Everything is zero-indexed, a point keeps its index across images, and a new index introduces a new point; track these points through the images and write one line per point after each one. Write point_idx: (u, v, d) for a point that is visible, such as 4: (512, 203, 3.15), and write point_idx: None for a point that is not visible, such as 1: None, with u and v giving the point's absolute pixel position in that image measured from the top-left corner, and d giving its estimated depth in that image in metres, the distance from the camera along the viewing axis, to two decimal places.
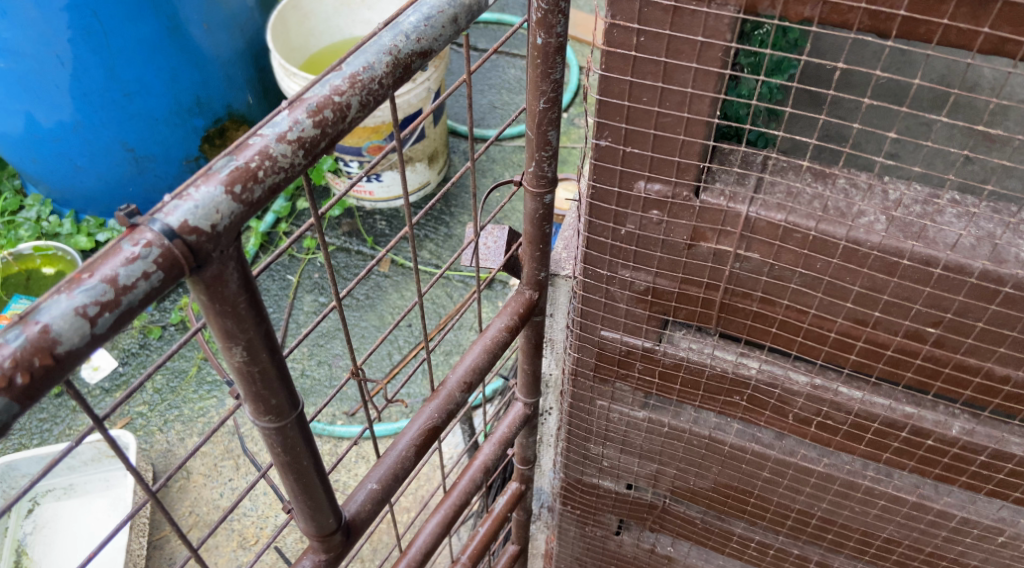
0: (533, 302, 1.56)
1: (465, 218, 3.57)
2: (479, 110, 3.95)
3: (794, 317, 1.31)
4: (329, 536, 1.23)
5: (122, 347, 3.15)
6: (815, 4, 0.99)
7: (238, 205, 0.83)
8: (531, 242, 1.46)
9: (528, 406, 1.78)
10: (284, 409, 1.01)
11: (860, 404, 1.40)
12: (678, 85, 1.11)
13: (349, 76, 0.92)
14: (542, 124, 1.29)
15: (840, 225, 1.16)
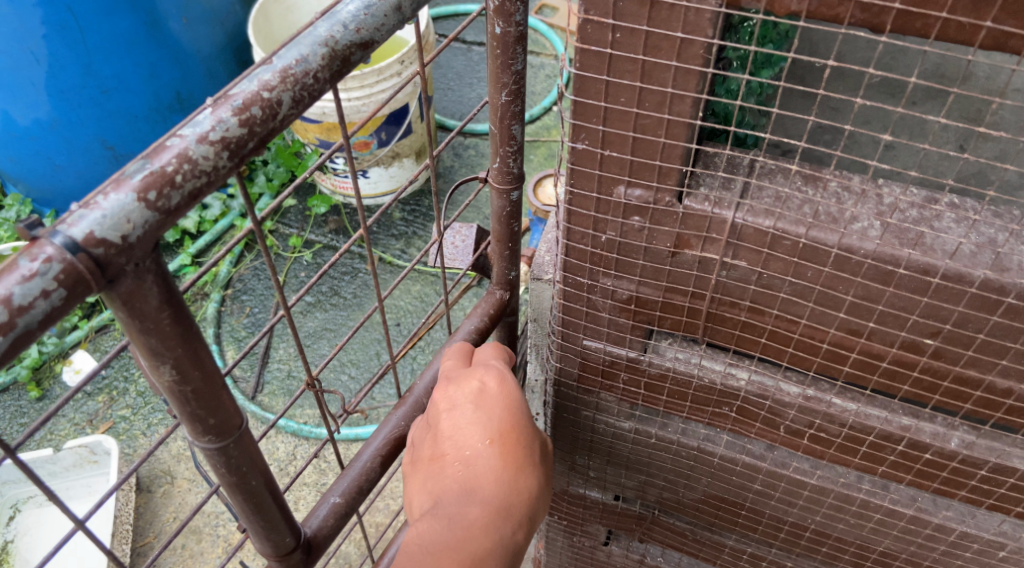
0: (506, 302, 1.49)
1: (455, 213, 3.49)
2: (470, 104, 3.87)
3: (784, 327, 1.24)
4: (287, 555, 1.18)
5: (105, 350, 3.07)
6: None
7: (153, 213, 0.79)
8: (500, 241, 1.39)
9: None
10: (225, 429, 0.97)
11: (854, 417, 1.33)
12: (658, 84, 1.04)
13: (280, 70, 0.87)
14: (505, 118, 1.21)
15: (833, 232, 1.09)
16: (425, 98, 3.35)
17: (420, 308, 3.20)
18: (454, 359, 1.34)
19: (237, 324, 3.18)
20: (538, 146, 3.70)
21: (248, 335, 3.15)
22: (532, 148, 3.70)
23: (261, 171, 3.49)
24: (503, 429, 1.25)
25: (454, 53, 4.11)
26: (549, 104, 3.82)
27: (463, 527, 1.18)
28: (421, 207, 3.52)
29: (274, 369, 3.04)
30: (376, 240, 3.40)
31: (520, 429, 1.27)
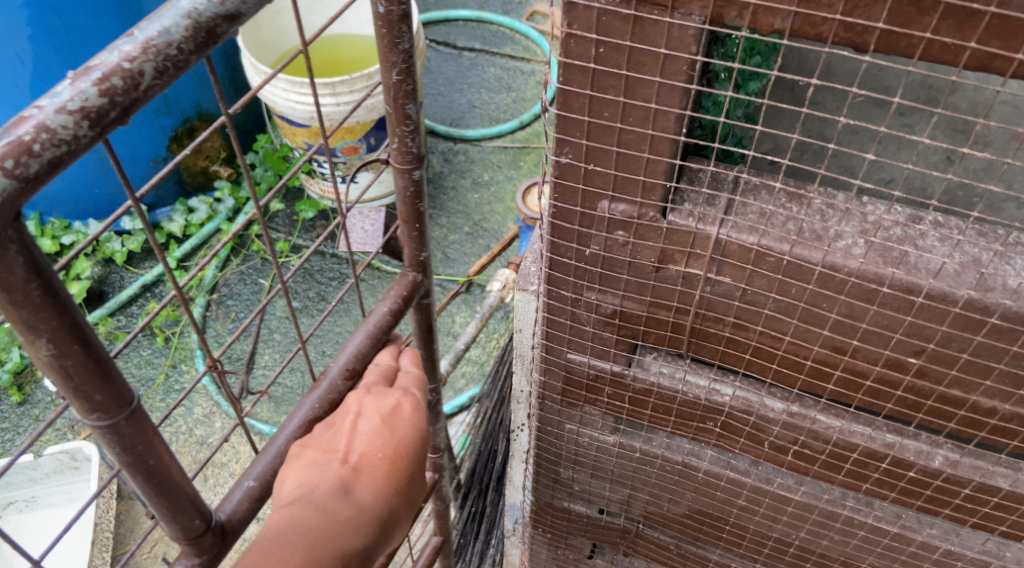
0: (419, 284, 1.40)
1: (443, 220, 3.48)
2: (458, 110, 3.87)
3: (769, 344, 1.23)
4: (198, 538, 1.12)
5: None
6: (786, 16, 0.88)
7: (11, 181, 0.79)
8: (407, 221, 1.33)
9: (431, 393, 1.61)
10: (114, 405, 0.93)
11: (838, 434, 1.32)
12: (642, 100, 1.02)
13: (142, 42, 0.85)
14: (397, 97, 1.17)
15: (817, 249, 1.08)
16: None
17: None
18: (375, 374, 1.33)
19: (222, 329, 3.17)
20: (527, 152, 3.70)
21: (234, 341, 3.14)
22: (521, 154, 3.70)
23: (248, 175, 3.52)
24: (397, 450, 1.29)
25: (444, 58, 4.09)
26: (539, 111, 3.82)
27: (334, 522, 1.18)
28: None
29: (260, 376, 3.02)
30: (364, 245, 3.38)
31: (404, 459, 1.30)
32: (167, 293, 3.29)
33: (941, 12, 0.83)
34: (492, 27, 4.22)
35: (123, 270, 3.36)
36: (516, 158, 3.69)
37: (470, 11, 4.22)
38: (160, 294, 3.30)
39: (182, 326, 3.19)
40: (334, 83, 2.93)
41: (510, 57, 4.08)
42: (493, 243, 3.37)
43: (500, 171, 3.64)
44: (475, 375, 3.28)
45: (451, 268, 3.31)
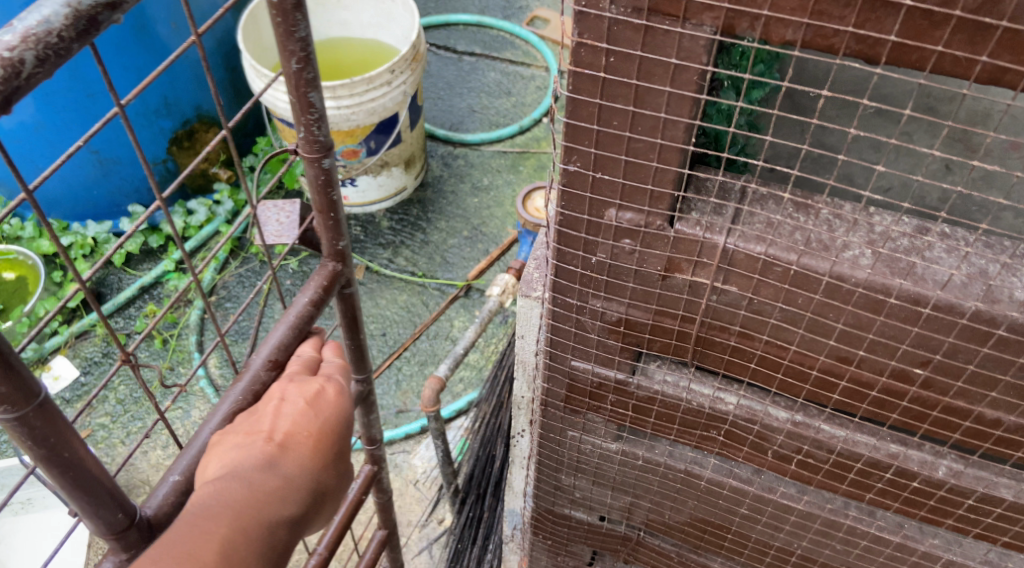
0: (340, 274, 1.41)
1: (442, 224, 3.48)
2: (458, 115, 3.87)
3: (774, 353, 1.24)
4: (123, 533, 1.13)
5: (84, 356, 3.08)
6: (798, 27, 0.88)
7: None
8: (321, 212, 1.33)
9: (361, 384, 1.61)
10: (20, 398, 0.95)
11: (843, 443, 1.32)
12: (651, 109, 1.02)
13: (20, 32, 0.87)
14: (299, 86, 1.19)
15: (824, 259, 1.08)
16: (414, 108, 3.31)
17: (404, 318, 3.18)
18: (299, 363, 1.36)
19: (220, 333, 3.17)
20: (526, 157, 3.70)
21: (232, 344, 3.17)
22: (521, 159, 3.70)
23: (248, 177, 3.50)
24: (322, 429, 1.30)
25: (444, 62, 4.09)
26: (539, 116, 3.82)
27: (258, 496, 1.20)
28: (410, 216, 3.50)
29: None
30: (363, 249, 3.38)
31: (330, 437, 1.32)
32: (165, 295, 3.31)
33: (953, 25, 0.83)
34: (493, 32, 4.22)
35: (121, 272, 3.37)
36: (516, 162, 3.69)
37: (470, 16, 4.22)
38: (158, 296, 3.31)
39: (180, 329, 3.20)
40: (336, 87, 2.92)
41: (511, 62, 4.09)
42: (493, 248, 3.37)
43: (499, 176, 3.64)
44: (474, 380, 3.28)
45: (450, 272, 3.31)
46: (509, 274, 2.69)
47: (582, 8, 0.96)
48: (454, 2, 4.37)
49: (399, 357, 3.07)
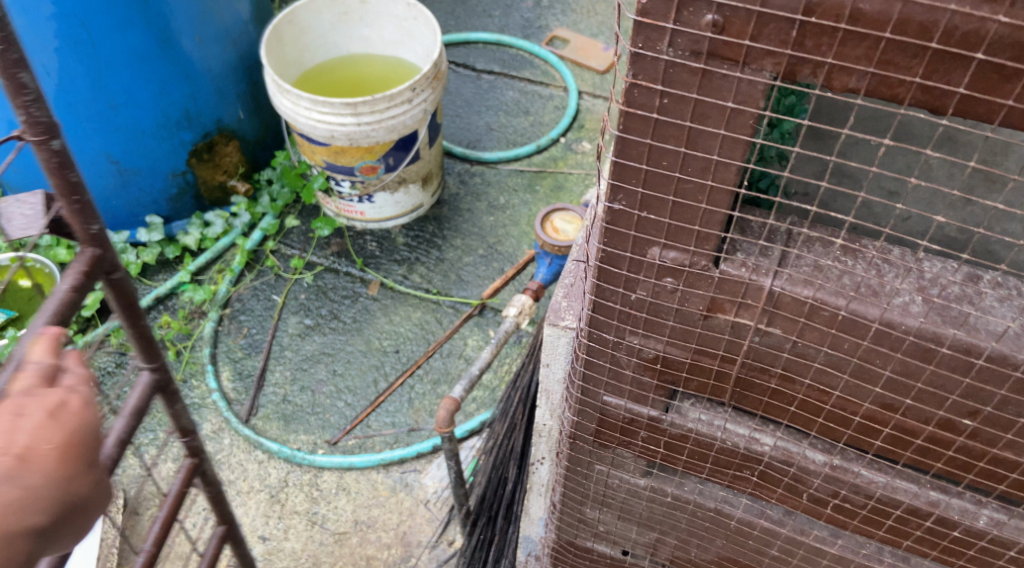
0: (102, 259, 1.28)
1: (459, 241, 3.45)
2: (475, 132, 3.86)
3: (816, 397, 1.22)
4: None
5: (98, 365, 3.08)
6: (862, 75, 0.87)
7: None
8: (62, 194, 1.20)
9: (155, 373, 1.45)
10: None
11: (882, 489, 1.30)
12: (703, 151, 1.01)
13: None
14: (4, 67, 1.07)
15: (874, 305, 1.06)
16: (434, 126, 3.28)
17: (418, 335, 3.15)
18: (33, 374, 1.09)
19: (233, 345, 3.13)
20: (543, 176, 3.67)
21: (245, 357, 3.10)
22: (538, 178, 3.67)
23: (265, 191, 3.46)
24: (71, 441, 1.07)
25: (462, 80, 4.08)
26: (556, 135, 3.79)
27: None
28: (426, 233, 3.47)
29: (269, 393, 3.00)
30: (379, 264, 3.36)
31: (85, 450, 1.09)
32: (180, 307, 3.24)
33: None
34: (511, 51, 4.20)
35: (137, 282, 3.32)
36: (533, 181, 3.66)
37: (489, 35, 4.21)
38: (172, 307, 3.24)
39: (194, 340, 3.14)
40: (356, 104, 2.92)
41: (529, 81, 4.06)
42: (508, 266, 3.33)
43: (516, 196, 3.60)
44: (486, 400, 3.25)
45: (464, 290, 3.28)
46: (527, 293, 2.61)
47: (638, 50, 0.94)
48: (474, 20, 4.36)
49: (412, 375, 3.03)
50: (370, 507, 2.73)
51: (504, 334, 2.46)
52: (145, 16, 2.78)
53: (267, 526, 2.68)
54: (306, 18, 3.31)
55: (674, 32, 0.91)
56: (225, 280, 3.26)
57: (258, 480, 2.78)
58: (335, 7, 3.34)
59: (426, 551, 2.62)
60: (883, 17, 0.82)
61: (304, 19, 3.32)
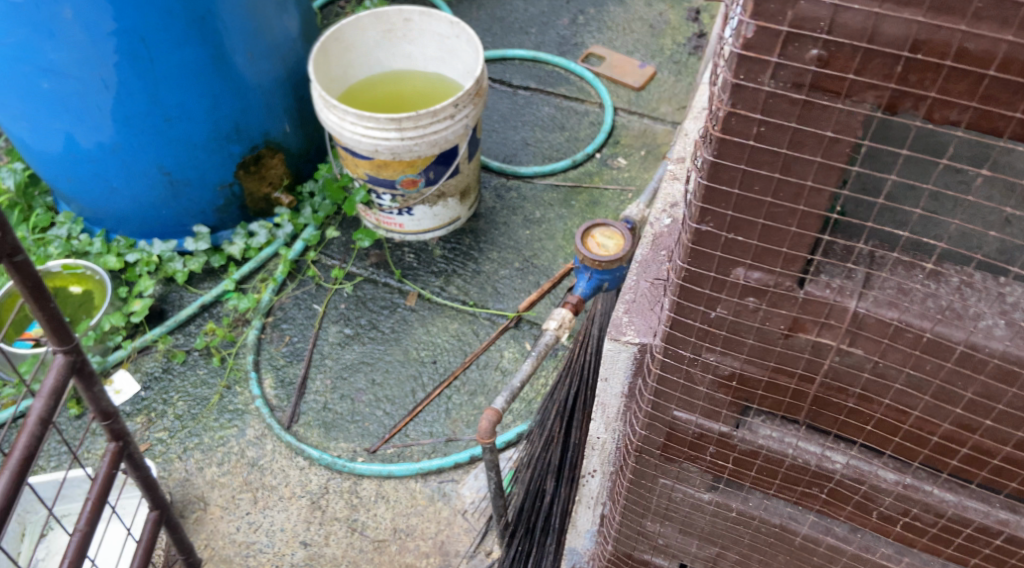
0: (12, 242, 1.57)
1: (495, 254, 3.29)
2: (511, 147, 3.69)
3: (894, 417, 1.26)
4: None
5: (145, 370, 2.98)
6: (963, 108, 0.91)
7: None
8: None
9: (66, 354, 1.77)
10: None
11: (953, 508, 1.33)
12: (797, 177, 1.04)
13: None
14: None
15: (959, 328, 1.11)
16: (475, 140, 3.14)
17: (455, 346, 3.01)
18: None
19: (276, 353, 3.02)
20: (579, 192, 3.49)
21: (287, 365, 2.98)
22: (573, 194, 3.49)
23: (308, 202, 3.34)
24: None
25: (498, 96, 3.91)
26: (592, 151, 3.61)
27: None
28: (463, 245, 3.32)
29: (309, 402, 2.88)
30: (419, 277, 3.21)
31: None
32: (224, 314, 3.12)
33: None
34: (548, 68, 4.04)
35: (182, 290, 3.21)
36: (569, 196, 3.48)
37: (525, 51, 4.04)
38: (218, 316, 3.13)
39: (238, 347, 3.02)
40: (401, 119, 2.81)
41: (565, 97, 3.88)
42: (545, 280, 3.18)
43: (552, 210, 3.43)
44: (523, 412, 3.15)
45: (501, 302, 3.13)
46: (565, 308, 2.22)
47: (739, 81, 0.98)
48: (510, 37, 4.19)
49: (449, 387, 2.89)
50: (409, 515, 2.61)
51: (544, 348, 2.12)
52: (202, 33, 2.68)
53: (308, 532, 2.58)
54: (351, 34, 3.25)
55: (777, 65, 0.95)
56: (269, 288, 3.15)
57: (299, 486, 2.68)
58: (381, 24, 3.28)
59: (465, 561, 2.49)
60: (988, 56, 0.87)
61: (349, 35, 3.25)
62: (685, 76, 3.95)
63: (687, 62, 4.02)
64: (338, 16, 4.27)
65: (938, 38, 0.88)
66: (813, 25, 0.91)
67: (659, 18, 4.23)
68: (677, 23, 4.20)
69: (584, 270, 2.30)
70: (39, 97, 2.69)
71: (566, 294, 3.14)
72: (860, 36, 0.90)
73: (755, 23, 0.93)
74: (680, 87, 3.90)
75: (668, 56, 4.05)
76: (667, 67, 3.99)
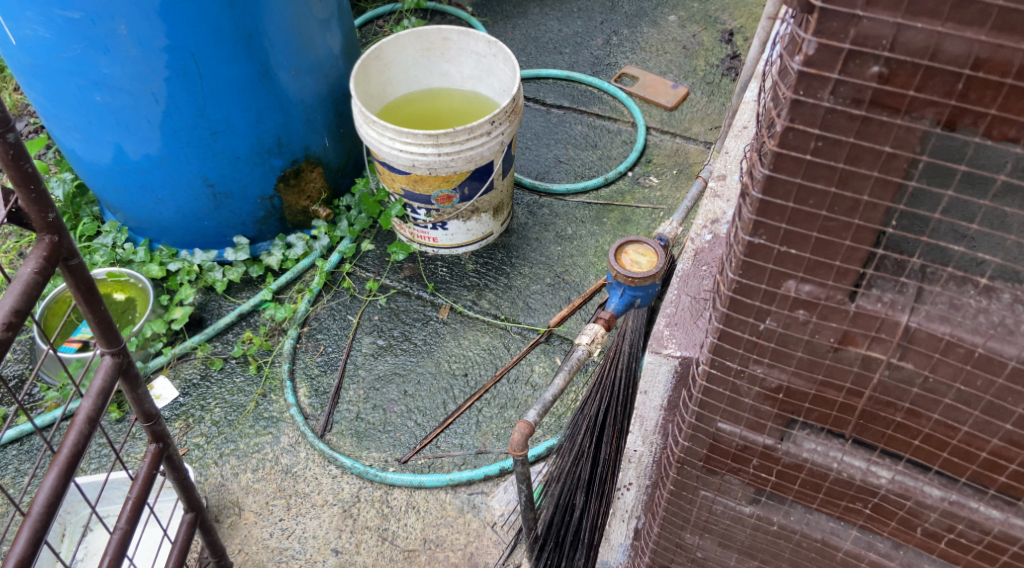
0: (58, 245, 1.61)
1: (527, 269, 3.32)
2: (543, 164, 3.73)
3: (942, 432, 1.27)
4: None
5: (184, 376, 3.03)
6: (1023, 126, 0.95)
7: None
8: (20, 183, 1.52)
9: (114, 355, 1.82)
10: None
11: (999, 525, 1.33)
12: (853, 191, 1.06)
13: None
14: None
15: (1011, 344, 1.13)
16: (509, 156, 3.18)
17: (485, 359, 3.03)
18: None
19: (310, 363, 3.06)
20: (610, 209, 3.51)
21: (321, 374, 3.02)
22: (605, 211, 3.51)
23: (344, 216, 3.40)
24: None
25: (532, 114, 3.96)
26: (624, 169, 3.64)
27: None
28: (495, 260, 3.35)
29: (343, 411, 2.92)
30: (452, 290, 3.24)
31: None
32: (262, 323, 3.17)
33: None
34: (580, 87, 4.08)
35: (222, 298, 3.26)
36: (600, 214, 3.50)
37: (559, 70, 4.09)
38: (255, 324, 3.18)
39: (275, 356, 3.07)
40: (438, 134, 2.85)
41: (597, 116, 3.92)
42: (576, 296, 3.20)
43: (583, 226, 3.46)
44: (552, 426, 3.16)
45: (532, 317, 3.16)
46: (598, 323, 2.22)
47: (798, 97, 1.01)
48: (545, 56, 4.24)
49: (479, 399, 2.91)
50: (439, 526, 2.63)
51: (575, 363, 2.13)
52: (249, 50, 2.74)
53: (339, 540, 2.61)
54: (391, 52, 3.30)
55: (838, 81, 0.98)
56: (305, 299, 3.19)
57: (332, 494, 2.71)
58: (420, 42, 3.33)
59: None
60: None
61: (389, 53, 3.30)
62: (717, 96, 3.97)
63: (720, 82, 4.03)
64: (376, 34, 4.35)
65: (1000, 57, 0.91)
66: (876, 43, 0.94)
67: (692, 39, 4.25)
68: (710, 44, 4.22)
69: (617, 286, 2.29)
70: (92, 109, 2.76)
71: (596, 310, 3.16)
72: (921, 54, 0.93)
73: (816, 40, 0.96)
74: (712, 107, 3.92)
75: (701, 77, 4.07)
76: (699, 87, 4.02)
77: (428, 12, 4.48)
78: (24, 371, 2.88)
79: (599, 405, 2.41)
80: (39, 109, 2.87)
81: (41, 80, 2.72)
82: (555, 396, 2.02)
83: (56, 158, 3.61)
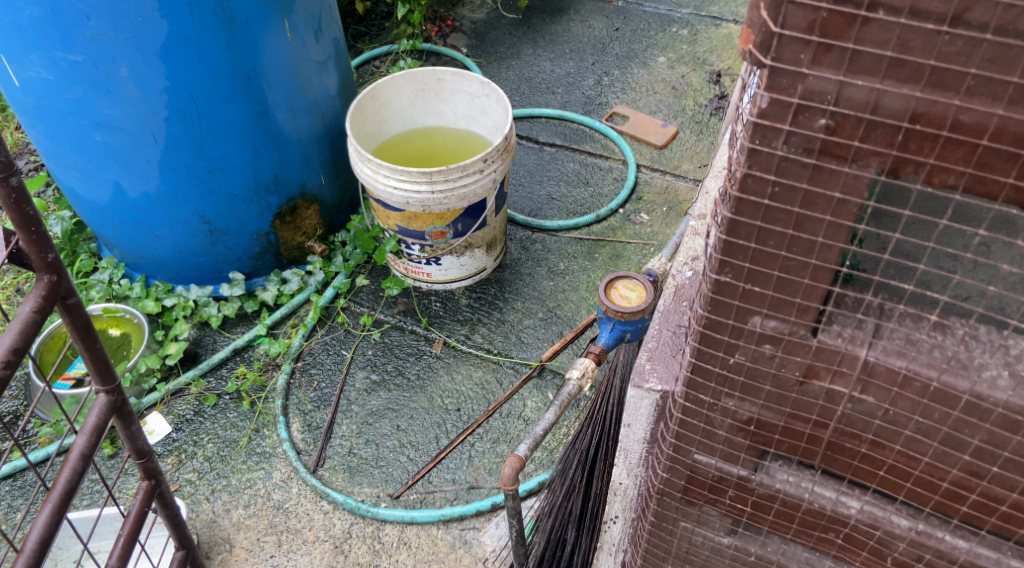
0: (55, 284, 1.67)
1: (519, 304, 3.38)
2: (536, 202, 3.80)
3: (904, 462, 1.33)
4: None
5: (178, 412, 3.06)
6: (960, 174, 1.05)
7: None
8: (20, 225, 1.58)
9: (108, 392, 1.87)
10: None
11: (965, 554, 1.38)
12: (809, 233, 1.15)
13: None
14: None
15: (964, 377, 1.20)
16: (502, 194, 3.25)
17: (478, 395, 3.08)
18: None
19: (304, 398, 3.10)
20: (602, 245, 3.58)
21: (314, 410, 3.06)
22: (596, 247, 3.58)
23: (339, 252, 3.47)
24: None
25: (525, 152, 4.04)
26: (615, 207, 3.71)
27: None
28: (487, 295, 3.41)
29: (335, 446, 2.95)
30: (445, 326, 3.29)
31: None
32: (256, 358, 3.22)
33: None
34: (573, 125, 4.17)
35: (217, 334, 3.32)
36: (592, 249, 3.57)
37: (552, 110, 4.18)
38: (249, 359, 3.23)
39: (268, 392, 3.11)
40: (432, 173, 2.92)
41: (590, 154, 4.00)
42: (568, 331, 3.25)
43: (575, 262, 3.52)
44: (545, 461, 3.19)
45: (524, 352, 3.21)
46: (588, 358, 2.27)
47: (755, 146, 1.11)
48: (538, 96, 4.34)
49: (472, 434, 2.96)
50: (430, 562, 2.65)
51: (567, 397, 2.17)
52: (247, 91, 2.82)
53: None
54: (387, 93, 3.39)
55: (789, 132, 1.08)
56: (299, 334, 3.25)
57: (324, 530, 2.74)
58: (415, 83, 3.41)
59: None
60: (981, 127, 1.01)
61: (385, 93, 3.39)
62: (706, 135, 4.06)
63: (709, 122, 4.13)
64: (372, 74, 4.45)
65: (935, 111, 1.01)
66: (821, 99, 1.04)
67: (681, 80, 4.35)
68: (699, 85, 4.32)
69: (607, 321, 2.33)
70: (92, 149, 2.83)
71: (587, 345, 3.21)
72: (864, 108, 1.03)
73: (769, 95, 1.07)
74: (701, 146, 4.01)
75: (690, 116, 4.16)
76: (689, 126, 4.11)
77: (424, 53, 4.59)
78: (18, 408, 2.93)
79: (590, 437, 2.44)
80: (41, 149, 2.94)
81: (42, 120, 2.80)
82: (545, 432, 2.06)
83: (56, 196, 3.68)
